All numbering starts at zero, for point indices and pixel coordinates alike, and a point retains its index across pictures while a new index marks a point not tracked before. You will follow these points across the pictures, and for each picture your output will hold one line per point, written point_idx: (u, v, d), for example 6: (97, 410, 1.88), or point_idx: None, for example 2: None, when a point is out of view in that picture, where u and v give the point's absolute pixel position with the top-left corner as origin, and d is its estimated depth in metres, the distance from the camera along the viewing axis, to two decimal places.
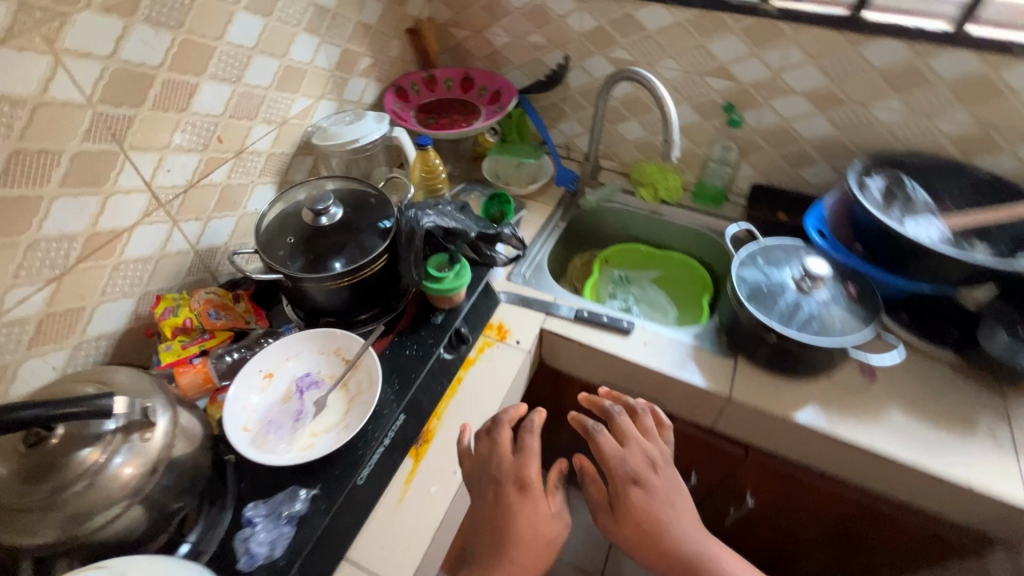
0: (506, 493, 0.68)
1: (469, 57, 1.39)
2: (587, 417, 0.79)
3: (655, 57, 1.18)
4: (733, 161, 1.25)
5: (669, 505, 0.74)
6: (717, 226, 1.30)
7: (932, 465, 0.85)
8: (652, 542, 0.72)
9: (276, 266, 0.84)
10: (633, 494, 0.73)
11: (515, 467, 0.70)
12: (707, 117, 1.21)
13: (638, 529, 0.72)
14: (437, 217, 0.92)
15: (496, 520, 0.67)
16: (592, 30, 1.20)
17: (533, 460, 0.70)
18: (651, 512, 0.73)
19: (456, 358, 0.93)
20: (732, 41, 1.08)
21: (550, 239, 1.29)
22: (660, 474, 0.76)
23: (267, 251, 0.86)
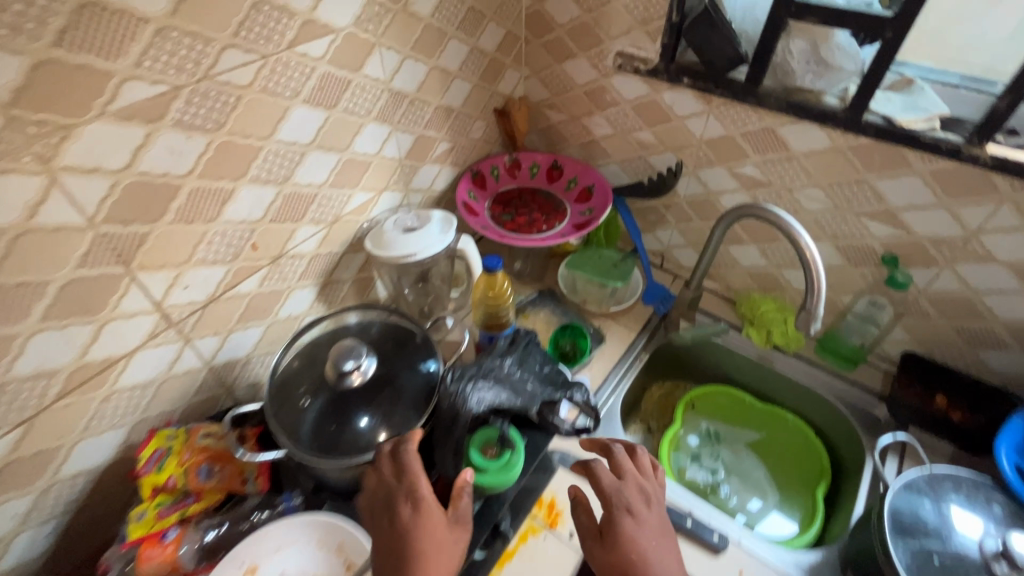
0: (398, 510, 0.63)
1: (562, 142, 1.21)
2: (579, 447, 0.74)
3: (795, 183, 0.93)
4: (883, 322, 0.97)
5: (654, 537, 0.66)
6: (846, 394, 1.02)
7: None
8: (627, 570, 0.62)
9: (281, 438, 0.69)
10: (616, 523, 0.66)
11: (404, 486, 0.64)
12: (854, 263, 0.94)
13: (614, 555, 0.64)
14: (492, 392, 0.76)
15: (392, 547, 0.60)
16: (717, 138, 0.97)
17: (418, 476, 0.64)
18: (633, 544, 0.64)
19: (488, 561, 0.73)
20: (912, 183, 0.81)
21: (628, 375, 1.05)
22: (651, 507, 0.68)
23: (277, 411, 0.71)
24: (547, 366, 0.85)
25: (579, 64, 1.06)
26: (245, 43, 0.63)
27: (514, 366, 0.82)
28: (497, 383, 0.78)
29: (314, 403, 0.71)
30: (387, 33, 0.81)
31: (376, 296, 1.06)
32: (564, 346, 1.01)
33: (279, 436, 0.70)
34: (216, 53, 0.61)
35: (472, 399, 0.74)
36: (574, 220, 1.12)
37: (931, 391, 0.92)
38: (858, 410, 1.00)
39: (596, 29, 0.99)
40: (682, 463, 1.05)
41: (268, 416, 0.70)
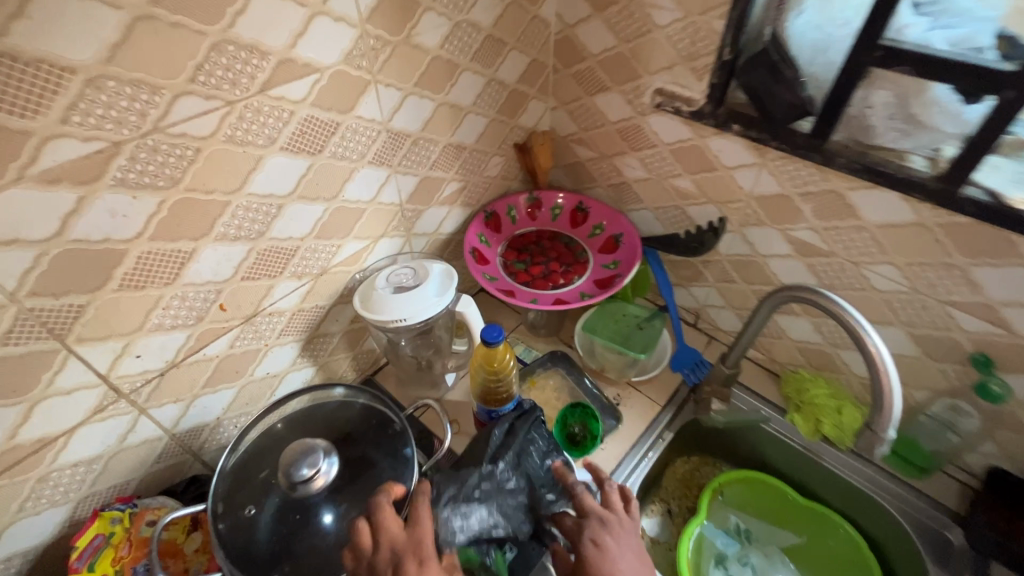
0: (403, 568, 0.54)
1: (589, 181, 1.08)
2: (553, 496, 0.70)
3: (863, 257, 0.77)
4: (965, 430, 0.79)
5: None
6: (910, 507, 0.85)
7: None
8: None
9: (221, 551, 0.60)
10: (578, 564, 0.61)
11: (413, 544, 0.57)
12: (933, 357, 0.78)
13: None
14: (477, 517, 0.67)
15: None
16: (770, 195, 0.82)
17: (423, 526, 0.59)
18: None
19: None
20: (1020, 276, 0.65)
21: (649, 460, 0.91)
22: (617, 534, 0.63)
23: (221, 521, 0.62)
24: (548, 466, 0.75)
25: (612, 99, 0.93)
26: (204, 88, 0.54)
27: (507, 472, 0.72)
28: (484, 503, 0.68)
29: (263, 514, 0.62)
30: (384, 69, 0.70)
31: (370, 347, 0.97)
32: (573, 426, 0.89)
33: (222, 548, 0.60)
34: (167, 102, 0.52)
35: (450, 531, 0.65)
36: (596, 275, 1.00)
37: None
38: (923, 528, 0.83)
39: (633, 62, 0.86)
40: (703, 564, 0.92)
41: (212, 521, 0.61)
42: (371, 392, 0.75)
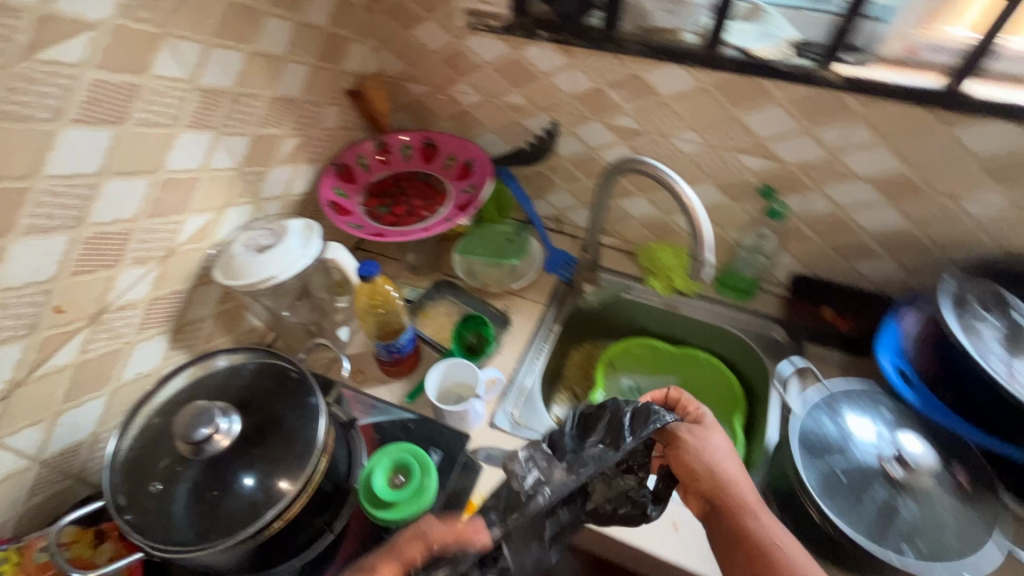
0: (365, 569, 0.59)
1: (431, 116, 1.10)
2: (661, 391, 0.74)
3: (669, 128, 0.91)
4: (770, 251, 0.99)
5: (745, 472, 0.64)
6: (746, 325, 1.03)
7: None
8: (725, 503, 0.61)
9: (135, 536, 0.58)
10: (696, 428, 0.66)
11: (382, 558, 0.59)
12: (736, 199, 0.95)
13: (710, 464, 0.64)
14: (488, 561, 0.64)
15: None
16: (586, 91, 0.93)
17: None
18: (719, 452, 0.64)
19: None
20: (775, 113, 0.81)
21: (543, 353, 1.01)
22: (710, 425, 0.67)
23: (126, 510, 0.59)
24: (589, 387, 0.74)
25: (428, 29, 0.96)
26: None
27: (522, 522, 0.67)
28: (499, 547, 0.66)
29: (169, 490, 0.60)
30: (174, 19, 0.66)
31: (251, 326, 0.93)
32: (470, 338, 0.97)
33: (134, 534, 0.58)
34: None
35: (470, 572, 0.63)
36: (459, 201, 1.02)
37: (818, 305, 0.97)
38: (757, 336, 1.02)
39: None
40: None
41: (116, 515, 0.59)
42: (254, 351, 0.72)
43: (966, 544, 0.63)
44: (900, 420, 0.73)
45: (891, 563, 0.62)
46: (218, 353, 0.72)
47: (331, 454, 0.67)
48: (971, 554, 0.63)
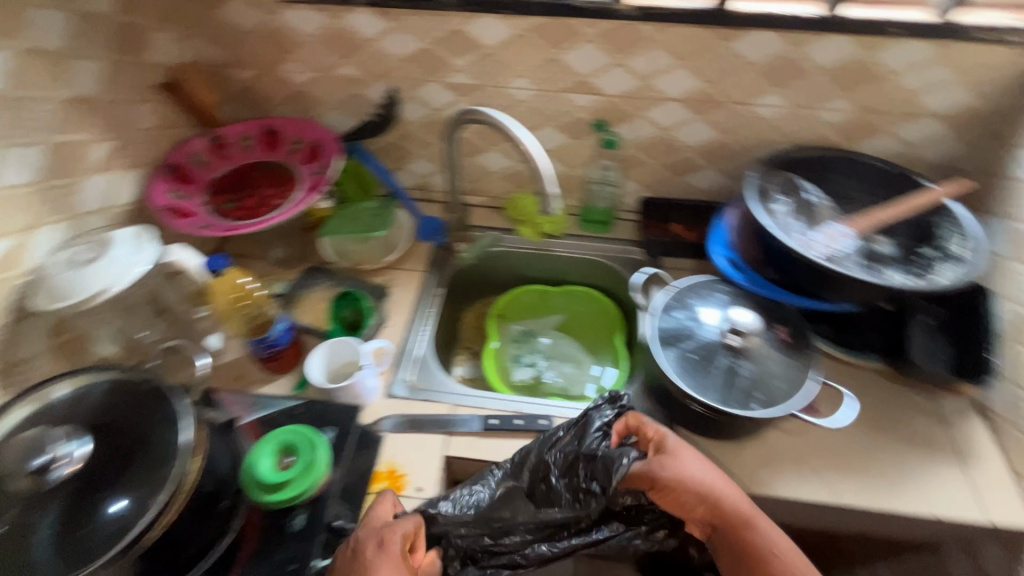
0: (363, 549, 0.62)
1: (266, 103, 1.05)
2: (622, 421, 0.77)
3: (501, 78, 0.95)
4: (616, 181, 1.08)
5: (731, 487, 0.69)
6: (611, 252, 1.12)
7: (890, 506, 0.77)
8: (730, 531, 0.68)
9: None
10: (664, 458, 0.70)
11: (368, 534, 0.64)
12: (577, 137, 1.02)
13: (696, 488, 0.68)
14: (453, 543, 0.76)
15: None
16: (415, 53, 0.94)
17: (388, 540, 0.63)
18: (697, 472, 0.69)
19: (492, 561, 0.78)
20: (588, 50, 0.89)
21: (431, 317, 1.02)
22: (678, 455, 0.71)
23: None
24: (583, 428, 0.77)
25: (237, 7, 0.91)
26: None
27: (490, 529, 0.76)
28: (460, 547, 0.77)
29: (19, 534, 0.54)
30: None
31: None
32: (347, 314, 0.96)
33: None
34: None
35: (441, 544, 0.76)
36: (311, 183, 0.97)
37: (668, 222, 1.08)
38: (622, 259, 1.11)
39: None
40: (507, 369, 1.09)
41: None
42: (98, 373, 0.66)
43: (791, 384, 0.76)
44: (732, 298, 0.85)
45: (738, 417, 0.74)
46: (53, 383, 0.65)
47: (206, 455, 0.63)
48: (796, 391, 0.75)
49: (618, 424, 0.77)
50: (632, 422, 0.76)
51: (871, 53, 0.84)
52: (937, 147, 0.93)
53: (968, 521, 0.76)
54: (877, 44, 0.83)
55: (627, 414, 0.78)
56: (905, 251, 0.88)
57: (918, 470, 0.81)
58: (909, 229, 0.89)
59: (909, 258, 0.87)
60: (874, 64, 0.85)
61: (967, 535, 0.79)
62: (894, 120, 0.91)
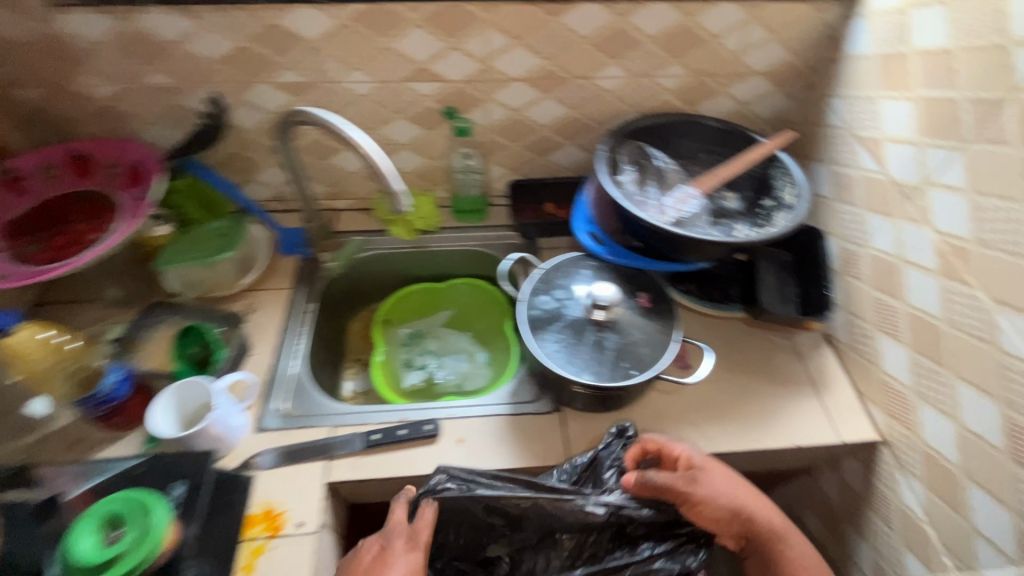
0: (392, 548, 0.68)
1: (69, 123, 0.92)
2: (643, 443, 0.78)
3: (335, 73, 0.88)
4: (481, 168, 1.05)
5: (760, 500, 0.73)
6: (488, 240, 1.10)
7: (760, 444, 0.82)
8: (759, 542, 0.71)
9: None
10: (698, 475, 0.72)
11: (400, 535, 0.70)
12: (430, 127, 0.98)
13: (729, 504, 0.71)
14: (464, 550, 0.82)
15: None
16: (231, 53, 0.85)
17: (421, 542, 0.69)
18: (728, 490, 0.71)
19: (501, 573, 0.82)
20: (419, 35, 0.84)
21: (303, 337, 0.95)
22: (708, 473, 0.72)
23: None
24: (595, 471, 0.79)
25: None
26: None
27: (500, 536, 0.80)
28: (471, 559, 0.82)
29: None
30: None
31: None
32: (194, 351, 0.86)
33: None
34: None
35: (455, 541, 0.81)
36: (132, 209, 0.85)
37: (541, 204, 1.08)
38: (500, 246, 1.10)
39: None
40: (398, 376, 1.05)
41: None
42: None
43: (657, 348, 0.78)
44: (596, 272, 0.86)
45: (612, 390, 0.74)
46: None
47: None
48: (663, 353, 0.77)
49: (631, 452, 0.78)
50: (655, 444, 0.77)
51: (692, 18, 0.86)
52: (768, 102, 0.99)
53: (825, 444, 0.83)
54: (696, 10, 0.85)
55: (650, 438, 0.78)
56: (750, 204, 0.94)
57: (782, 405, 0.87)
58: (751, 182, 0.94)
59: (754, 211, 0.92)
60: (697, 29, 0.87)
61: (826, 455, 0.87)
62: (726, 81, 0.95)
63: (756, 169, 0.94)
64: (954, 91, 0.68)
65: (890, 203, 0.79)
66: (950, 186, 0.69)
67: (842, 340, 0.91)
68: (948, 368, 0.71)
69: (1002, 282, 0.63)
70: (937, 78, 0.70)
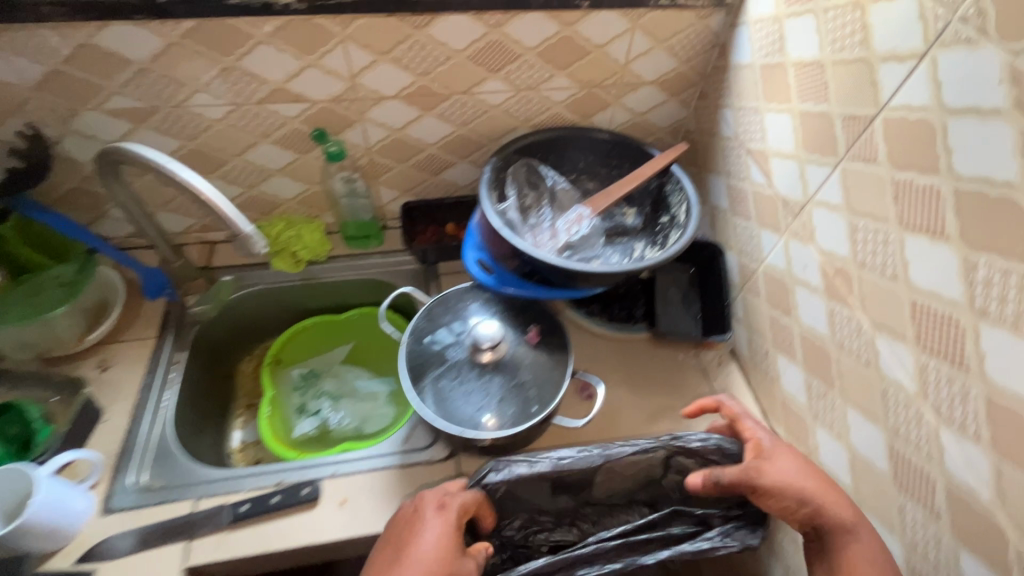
0: (421, 515, 0.64)
1: None
2: (726, 411, 0.74)
3: (177, 96, 0.78)
4: (367, 191, 0.97)
5: (827, 491, 0.63)
6: (386, 266, 1.02)
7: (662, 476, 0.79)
8: (818, 530, 0.62)
9: None
10: (760, 457, 0.66)
11: (434, 498, 0.66)
12: (302, 150, 0.88)
13: (783, 487, 0.64)
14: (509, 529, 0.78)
15: (396, 545, 0.62)
16: (45, 77, 0.73)
17: (457, 511, 0.65)
18: (794, 478, 0.64)
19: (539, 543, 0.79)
20: (267, 53, 0.74)
21: (169, 393, 0.85)
22: (773, 454, 0.67)
23: None
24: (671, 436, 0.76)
25: None
26: None
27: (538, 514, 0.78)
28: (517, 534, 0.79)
29: None
30: None
31: None
32: (14, 430, 0.76)
33: None
34: None
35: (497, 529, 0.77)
36: None
37: (444, 225, 1.01)
38: (397, 271, 1.02)
39: None
40: (289, 424, 0.96)
41: None
42: None
43: (550, 388, 0.74)
44: (478, 308, 0.81)
45: (503, 439, 0.69)
46: None
47: None
48: (556, 394, 0.73)
49: (701, 400, 0.75)
50: (730, 416, 0.73)
51: (573, 27, 0.79)
52: (663, 111, 0.95)
53: None
54: (575, 19, 0.78)
55: (730, 406, 0.74)
56: (648, 221, 0.90)
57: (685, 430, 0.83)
58: (649, 197, 0.90)
59: (652, 229, 0.89)
60: (579, 39, 0.81)
61: None
62: (617, 91, 0.90)
63: (653, 184, 0.90)
64: (828, 106, 0.65)
65: (779, 219, 0.76)
66: (829, 205, 0.66)
67: (745, 356, 0.88)
68: (838, 391, 0.69)
69: (880, 307, 0.61)
70: (813, 91, 0.67)
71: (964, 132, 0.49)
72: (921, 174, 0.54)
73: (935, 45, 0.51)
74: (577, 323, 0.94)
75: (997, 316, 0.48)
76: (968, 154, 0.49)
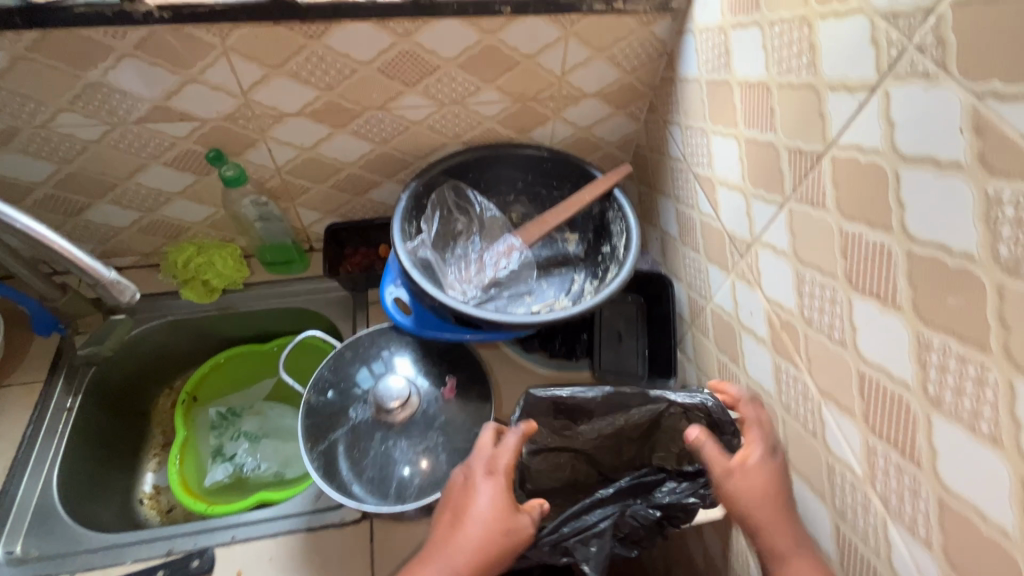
0: (473, 478, 0.57)
1: None
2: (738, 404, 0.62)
3: (39, 116, 0.68)
4: (283, 213, 0.87)
5: (780, 520, 0.54)
6: (308, 293, 0.93)
7: None
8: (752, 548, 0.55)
9: None
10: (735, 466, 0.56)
11: (484, 459, 0.58)
12: (201, 171, 0.79)
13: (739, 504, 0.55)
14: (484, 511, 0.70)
15: (452, 517, 0.55)
16: None
17: (505, 470, 0.57)
18: (755, 498, 0.55)
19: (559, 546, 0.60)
20: (136, 67, 0.64)
21: (56, 445, 0.77)
22: (751, 471, 0.56)
23: None
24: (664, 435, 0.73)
25: None
26: None
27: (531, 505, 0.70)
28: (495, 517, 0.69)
29: None
30: None
31: None
32: None
33: None
34: None
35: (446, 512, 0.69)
36: None
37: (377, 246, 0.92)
38: (321, 299, 0.93)
39: None
40: (202, 470, 0.88)
41: None
42: None
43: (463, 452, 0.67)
44: (393, 354, 0.74)
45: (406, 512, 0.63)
46: None
47: None
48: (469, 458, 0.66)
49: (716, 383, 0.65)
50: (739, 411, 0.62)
51: (495, 35, 0.69)
52: (609, 125, 0.85)
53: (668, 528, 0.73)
54: (497, 27, 0.68)
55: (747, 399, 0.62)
56: (590, 249, 0.81)
57: None
58: (592, 222, 0.81)
59: (593, 259, 0.80)
60: (505, 49, 0.71)
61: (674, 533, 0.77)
62: (556, 104, 0.80)
63: (596, 208, 0.80)
64: (774, 135, 0.56)
65: (727, 257, 0.67)
66: (775, 249, 0.58)
67: None
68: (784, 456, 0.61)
69: (826, 372, 0.53)
70: (759, 116, 0.58)
71: (917, 184, 0.41)
72: (870, 228, 0.45)
73: (887, 76, 0.42)
74: (514, 360, 0.86)
75: (950, 409, 0.40)
76: (921, 213, 0.41)
